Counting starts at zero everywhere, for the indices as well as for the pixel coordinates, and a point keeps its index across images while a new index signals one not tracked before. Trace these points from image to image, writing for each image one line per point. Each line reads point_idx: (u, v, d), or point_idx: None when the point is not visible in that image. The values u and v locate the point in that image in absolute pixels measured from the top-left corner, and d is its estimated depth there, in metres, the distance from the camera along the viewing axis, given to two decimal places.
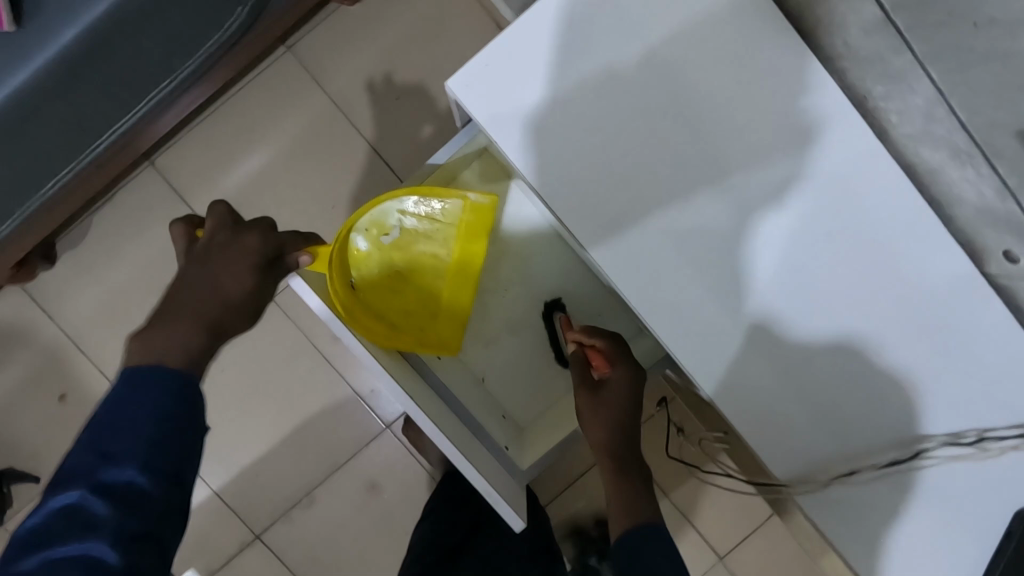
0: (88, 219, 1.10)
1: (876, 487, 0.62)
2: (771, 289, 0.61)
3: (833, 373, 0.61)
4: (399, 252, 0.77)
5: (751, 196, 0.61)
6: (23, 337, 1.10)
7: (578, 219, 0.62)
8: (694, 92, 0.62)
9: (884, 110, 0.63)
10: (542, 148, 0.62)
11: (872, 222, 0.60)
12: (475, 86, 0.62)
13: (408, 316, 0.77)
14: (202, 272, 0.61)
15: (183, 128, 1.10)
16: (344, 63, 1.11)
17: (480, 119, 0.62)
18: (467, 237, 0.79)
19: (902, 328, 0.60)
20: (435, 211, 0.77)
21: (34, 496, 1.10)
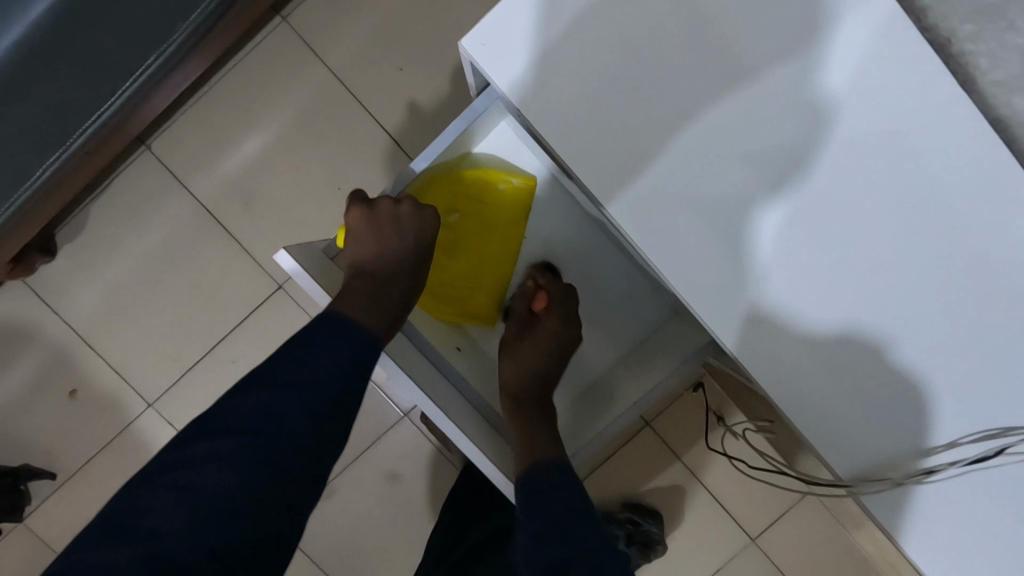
0: (85, 210, 1.05)
1: (961, 486, 0.53)
2: (819, 255, 0.53)
3: (898, 353, 0.53)
4: (452, 233, 0.75)
5: (799, 145, 0.52)
6: (27, 333, 1.07)
7: (603, 184, 0.53)
8: (744, 30, 0.52)
9: (971, 55, 0.55)
10: (568, 112, 0.53)
11: (943, 175, 0.51)
12: (491, 46, 0.53)
13: (444, 293, 0.75)
14: (386, 242, 0.65)
15: (178, 110, 1.05)
16: (345, 32, 1.04)
17: (498, 83, 0.53)
18: (510, 222, 0.75)
19: (977, 302, 0.52)
20: (494, 190, 0.73)
21: (52, 493, 1.09)
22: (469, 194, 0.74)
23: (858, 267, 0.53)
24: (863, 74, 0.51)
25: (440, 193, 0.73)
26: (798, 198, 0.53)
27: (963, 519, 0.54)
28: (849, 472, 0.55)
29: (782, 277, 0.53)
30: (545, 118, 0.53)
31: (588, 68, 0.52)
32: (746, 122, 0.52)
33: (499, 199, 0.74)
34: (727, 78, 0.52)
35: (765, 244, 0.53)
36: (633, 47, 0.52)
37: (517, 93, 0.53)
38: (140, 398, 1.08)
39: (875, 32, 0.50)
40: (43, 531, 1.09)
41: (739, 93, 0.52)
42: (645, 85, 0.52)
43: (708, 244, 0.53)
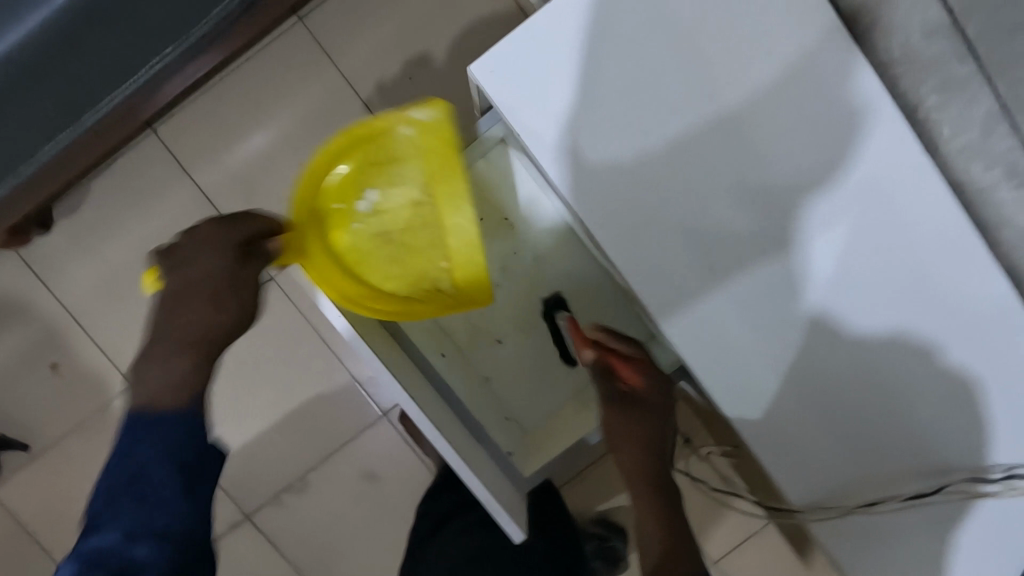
0: (86, 187, 1.07)
1: (904, 518, 0.61)
2: (806, 291, 0.59)
3: (858, 390, 0.60)
4: (385, 214, 0.75)
5: (788, 193, 0.59)
6: (15, 304, 1.07)
7: (594, 211, 0.59)
8: (730, 89, 0.58)
9: (936, 122, 0.60)
10: (564, 142, 0.59)
11: (912, 230, 0.58)
12: (498, 74, 0.58)
13: (409, 273, 0.75)
14: (231, 284, 0.62)
15: (188, 97, 1.07)
16: (359, 37, 1.07)
17: (500, 106, 0.59)
18: (429, 158, 0.70)
19: (935, 353, 0.59)
20: (397, 150, 0.71)
21: (25, 464, 1.09)
22: (371, 158, 0.72)
23: (840, 309, 0.59)
24: (857, 139, 0.58)
25: (328, 192, 0.72)
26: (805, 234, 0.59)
27: (901, 546, 0.62)
28: (803, 501, 0.62)
29: (757, 312, 0.60)
30: (542, 145, 0.59)
31: (584, 101, 0.58)
32: (741, 162, 0.59)
33: (408, 146, 0.71)
34: (709, 118, 0.59)
35: (763, 278, 0.59)
36: (625, 83, 0.58)
37: (518, 117, 0.59)
38: (123, 378, 1.09)
39: (852, 101, 0.58)
40: (13, 502, 1.10)
41: (723, 143, 0.59)
42: (635, 119, 0.58)
43: (713, 272, 0.60)
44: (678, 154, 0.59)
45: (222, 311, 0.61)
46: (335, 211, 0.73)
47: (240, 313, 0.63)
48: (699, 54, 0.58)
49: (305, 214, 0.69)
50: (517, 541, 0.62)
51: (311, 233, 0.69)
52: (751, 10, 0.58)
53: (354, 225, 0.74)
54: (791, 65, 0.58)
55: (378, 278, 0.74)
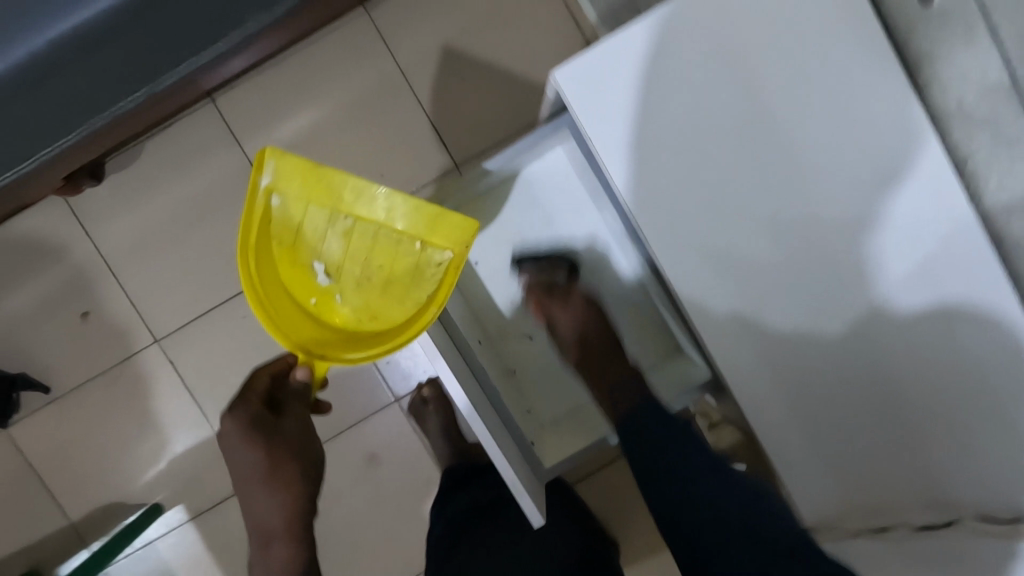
0: (139, 146, 1.10)
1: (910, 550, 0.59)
2: (825, 312, 0.61)
3: (882, 425, 0.61)
4: (345, 263, 0.73)
5: (827, 220, 0.60)
6: (56, 249, 1.10)
7: (652, 218, 0.62)
8: (788, 119, 0.59)
9: (982, 175, 0.56)
10: (633, 154, 0.61)
11: (916, 245, 0.58)
12: (579, 81, 0.60)
13: (407, 282, 0.74)
14: (276, 456, 0.71)
15: (248, 71, 1.10)
16: (418, 33, 1.11)
17: (577, 111, 0.61)
18: (315, 192, 0.68)
19: (951, 390, 0.59)
20: (291, 216, 0.70)
21: (42, 407, 1.12)
22: (283, 238, 0.70)
23: (855, 336, 0.61)
24: (887, 171, 0.58)
25: (299, 299, 0.73)
26: (836, 255, 0.60)
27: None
28: (814, 518, 0.65)
29: (789, 336, 0.62)
30: (614, 153, 0.61)
31: (655, 116, 0.60)
32: (792, 196, 0.60)
33: (294, 209, 0.69)
34: (767, 151, 0.60)
35: (788, 296, 0.62)
36: (698, 106, 0.60)
37: (590, 123, 0.61)
38: (148, 333, 1.11)
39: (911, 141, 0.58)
40: (25, 442, 1.12)
41: (779, 173, 0.60)
42: (699, 142, 0.61)
43: (744, 297, 0.62)
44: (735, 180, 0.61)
45: (285, 473, 0.72)
46: (316, 305, 0.74)
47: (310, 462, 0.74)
48: (772, 86, 0.59)
49: (306, 334, 0.72)
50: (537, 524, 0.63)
51: (315, 337, 0.72)
52: (821, 43, 0.58)
53: (339, 299, 0.74)
54: (851, 102, 0.58)
55: (399, 312, 0.74)
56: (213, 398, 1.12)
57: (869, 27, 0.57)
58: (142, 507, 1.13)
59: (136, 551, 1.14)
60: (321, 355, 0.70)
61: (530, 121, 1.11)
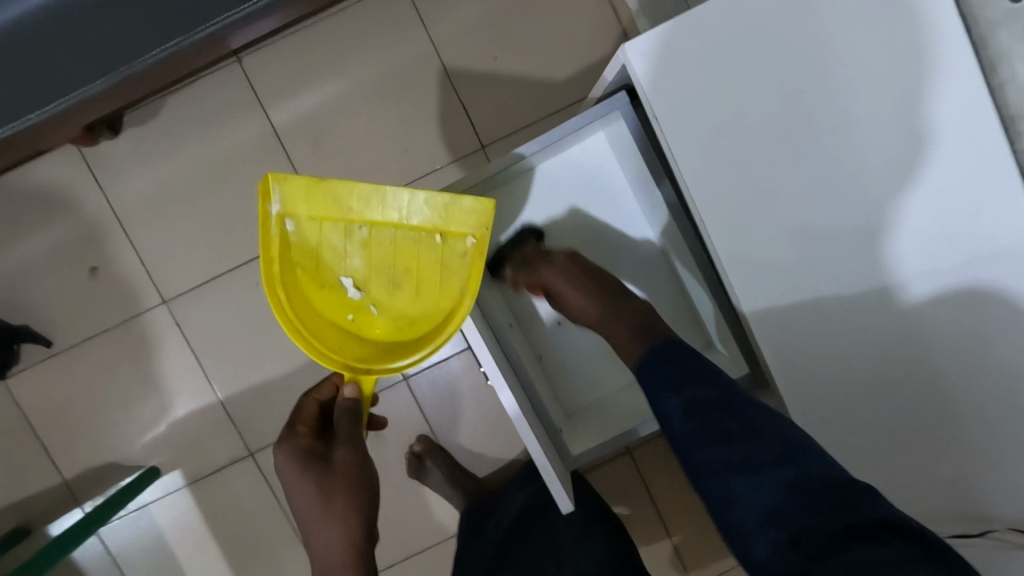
0: (160, 101, 1.08)
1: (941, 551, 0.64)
2: (883, 318, 0.59)
3: (925, 433, 0.60)
4: (374, 272, 0.68)
5: (889, 223, 0.58)
6: (67, 201, 1.08)
7: (709, 208, 0.59)
8: (858, 114, 0.57)
9: None
10: (695, 137, 0.59)
11: (980, 255, 0.57)
12: (648, 56, 0.58)
13: (439, 281, 0.68)
14: (329, 485, 0.69)
15: (277, 34, 1.08)
16: (454, 9, 1.09)
17: (643, 89, 0.59)
18: (327, 206, 0.64)
19: (998, 402, 0.58)
20: (311, 235, 0.65)
21: (44, 360, 1.10)
22: (304, 257, 0.66)
23: (909, 346, 0.59)
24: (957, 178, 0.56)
25: (334, 318, 0.69)
26: (898, 259, 0.58)
27: None
28: None
29: (842, 342, 0.60)
30: (678, 135, 0.59)
31: (723, 98, 0.58)
32: (854, 197, 0.58)
33: (311, 228, 0.65)
34: (833, 148, 0.58)
35: (847, 301, 0.59)
36: (767, 92, 0.57)
37: (655, 104, 0.59)
38: (157, 294, 1.09)
39: (982, 145, 0.56)
40: (23, 395, 1.10)
41: (845, 170, 0.58)
42: (765, 130, 0.58)
43: (799, 298, 0.60)
44: (799, 174, 0.58)
45: (338, 504, 0.69)
46: (353, 321, 0.70)
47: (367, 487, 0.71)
48: (844, 76, 0.56)
49: (351, 352, 0.69)
50: (565, 510, 0.64)
51: (359, 352, 0.69)
52: (899, 37, 0.56)
53: (375, 310, 0.70)
54: (925, 101, 0.56)
55: (438, 309, 0.69)
56: (219, 365, 1.10)
57: (945, 23, 0.55)
58: (139, 469, 1.11)
59: (130, 514, 1.13)
60: (367, 370, 0.68)
61: (561, 107, 1.10)
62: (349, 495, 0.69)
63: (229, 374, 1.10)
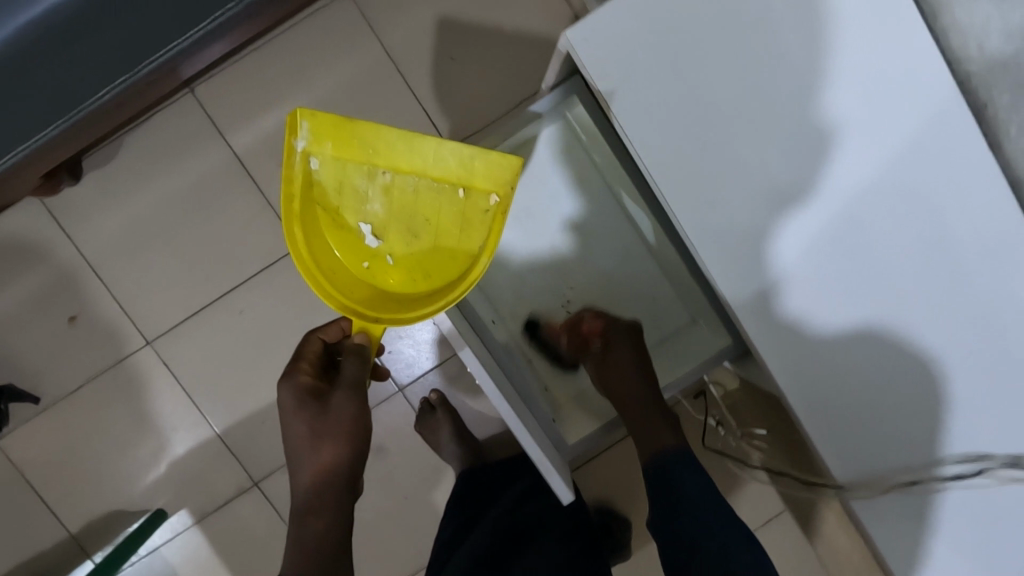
0: (119, 141, 1.06)
1: (942, 500, 0.58)
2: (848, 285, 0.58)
3: (916, 391, 0.58)
4: (395, 218, 0.67)
5: (846, 185, 0.57)
6: (36, 254, 1.06)
7: (674, 188, 0.58)
8: (808, 74, 0.56)
9: (1004, 122, 0.57)
10: (651, 117, 0.57)
11: (942, 209, 0.56)
12: (592, 40, 0.57)
13: (456, 232, 0.68)
14: (323, 428, 0.68)
15: (228, 59, 1.06)
16: (403, 14, 1.08)
17: (591, 74, 0.57)
18: (352, 146, 0.63)
19: (980, 353, 0.56)
20: (334, 178, 0.65)
21: (33, 417, 1.08)
22: (324, 197, 0.65)
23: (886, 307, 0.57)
24: (907, 130, 0.56)
25: (348, 265, 0.68)
26: (842, 278, 0.58)
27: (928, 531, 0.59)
28: (845, 476, 0.60)
29: (805, 324, 0.59)
30: (632, 116, 0.58)
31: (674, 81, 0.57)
32: (804, 199, 0.57)
33: (334, 169, 0.64)
34: (784, 141, 0.57)
35: (808, 273, 0.58)
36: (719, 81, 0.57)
37: (606, 87, 0.57)
38: (140, 335, 1.08)
39: (926, 91, 0.55)
40: (18, 454, 1.08)
41: (802, 132, 0.57)
42: (719, 119, 0.57)
43: (770, 269, 0.58)
44: (754, 169, 0.57)
45: (328, 447, 0.68)
46: (369, 269, 0.69)
47: (360, 434, 0.70)
48: (794, 60, 0.56)
49: (363, 299, 0.67)
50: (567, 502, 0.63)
51: (371, 301, 0.67)
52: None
53: (389, 261, 0.69)
54: (871, 53, 0.55)
55: (455, 263, 0.69)
56: (212, 398, 1.09)
57: None
58: (144, 513, 1.10)
59: (142, 559, 1.12)
60: (378, 321, 0.66)
61: (522, 100, 1.09)
62: (337, 437, 0.68)
63: (224, 407, 1.10)
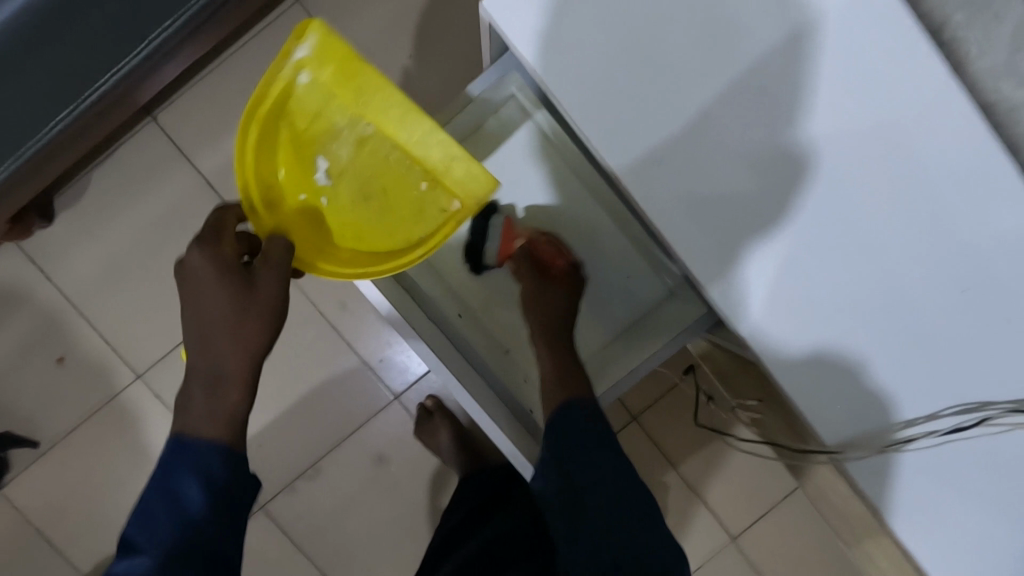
0: (86, 177, 1.06)
1: (940, 453, 0.55)
2: (818, 240, 0.54)
3: (904, 342, 0.54)
4: (352, 169, 0.68)
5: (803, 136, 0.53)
6: (18, 299, 1.06)
7: (617, 154, 0.55)
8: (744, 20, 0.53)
9: (962, 42, 0.56)
10: (585, 85, 0.55)
11: (915, 153, 0.52)
12: (512, 7, 0.54)
13: (408, 210, 0.68)
14: (243, 306, 0.58)
15: (185, 83, 1.05)
16: (355, 17, 1.06)
17: (515, 41, 0.55)
18: (347, 87, 0.62)
19: (967, 296, 0.53)
20: (316, 102, 0.64)
21: (33, 462, 1.08)
22: (296, 118, 0.64)
23: (862, 259, 0.54)
24: (862, 68, 0.51)
25: (286, 191, 0.66)
26: (814, 239, 0.54)
27: (927, 486, 0.56)
28: (835, 440, 0.57)
29: (775, 284, 0.55)
30: (563, 79, 0.55)
31: (605, 51, 0.54)
32: (767, 174, 0.54)
33: (319, 95, 0.63)
34: (739, 111, 0.54)
35: (777, 238, 0.54)
36: (652, 44, 0.54)
37: (532, 54, 0.55)
38: (130, 369, 1.07)
39: (873, 20, 0.51)
40: (22, 499, 1.08)
41: (744, 83, 0.53)
42: (662, 87, 0.54)
43: (732, 233, 0.55)
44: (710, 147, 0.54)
45: (243, 329, 0.58)
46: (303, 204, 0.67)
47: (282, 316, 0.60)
48: (735, 22, 0.53)
49: (289, 228, 0.65)
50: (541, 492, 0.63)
51: (298, 236, 0.65)
52: None
53: (326, 205, 0.68)
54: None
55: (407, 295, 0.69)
56: None
57: None
58: None
59: None
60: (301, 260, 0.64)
61: None
62: (256, 316, 0.58)
63: None
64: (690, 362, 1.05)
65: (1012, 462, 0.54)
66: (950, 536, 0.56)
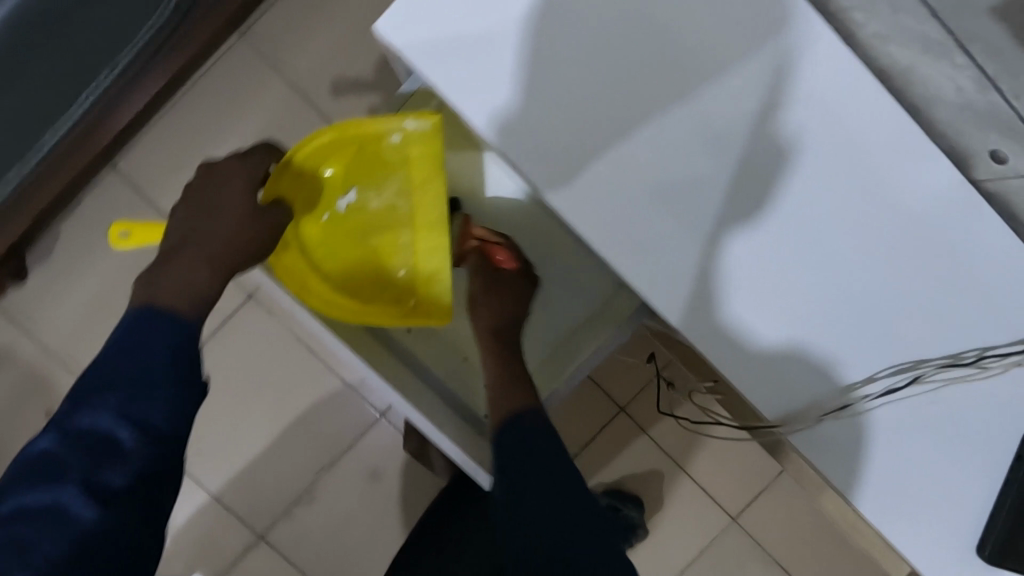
0: (55, 232, 1.07)
1: (878, 417, 0.57)
2: (772, 214, 0.56)
3: (846, 308, 0.57)
4: (358, 216, 0.73)
5: (726, 122, 0.56)
6: (0, 358, 1.08)
7: (530, 158, 0.56)
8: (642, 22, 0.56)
9: None
10: (494, 96, 0.56)
11: (846, 130, 0.56)
12: (408, 26, 0.55)
13: (374, 277, 0.73)
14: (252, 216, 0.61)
15: (141, 129, 1.07)
16: (301, 46, 1.08)
17: (416, 59, 0.55)
18: (418, 173, 0.69)
19: (899, 262, 0.57)
20: (388, 155, 0.70)
21: None
22: (362, 153, 0.70)
23: (805, 228, 0.56)
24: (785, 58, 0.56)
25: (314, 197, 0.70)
26: (761, 213, 0.56)
27: (874, 455, 0.57)
28: (776, 414, 0.57)
29: (729, 254, 0.56)
30: (470, 96, 0.55)
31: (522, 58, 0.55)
32: (691, 159, 0.56)
33: (397, 155, 0.70)
34: (694, 125, 0.56)
35: (728, 216, 0.56)
36: (560, 52, 0.56)
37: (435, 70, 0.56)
38: None
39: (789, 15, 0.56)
40: None
41: (653, 81, 0.56)
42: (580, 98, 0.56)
43: (658, 224, 0.56)
44: (674, 157, 0.56)
45: (244, 233, 0.60)
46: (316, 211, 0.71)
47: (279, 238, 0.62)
48: None
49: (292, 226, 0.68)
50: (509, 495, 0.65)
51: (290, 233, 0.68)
52: None
53: (324, 219, 0.72)
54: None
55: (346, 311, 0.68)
56: (201, 461, 1.09)
57: None
58: None
59: None
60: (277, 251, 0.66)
61: None
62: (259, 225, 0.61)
63: (215, 466, 1.09)
64: (650, 350, 1.06)
65: (951, 419, 0.56)
66: (911, 502, 0.57)
